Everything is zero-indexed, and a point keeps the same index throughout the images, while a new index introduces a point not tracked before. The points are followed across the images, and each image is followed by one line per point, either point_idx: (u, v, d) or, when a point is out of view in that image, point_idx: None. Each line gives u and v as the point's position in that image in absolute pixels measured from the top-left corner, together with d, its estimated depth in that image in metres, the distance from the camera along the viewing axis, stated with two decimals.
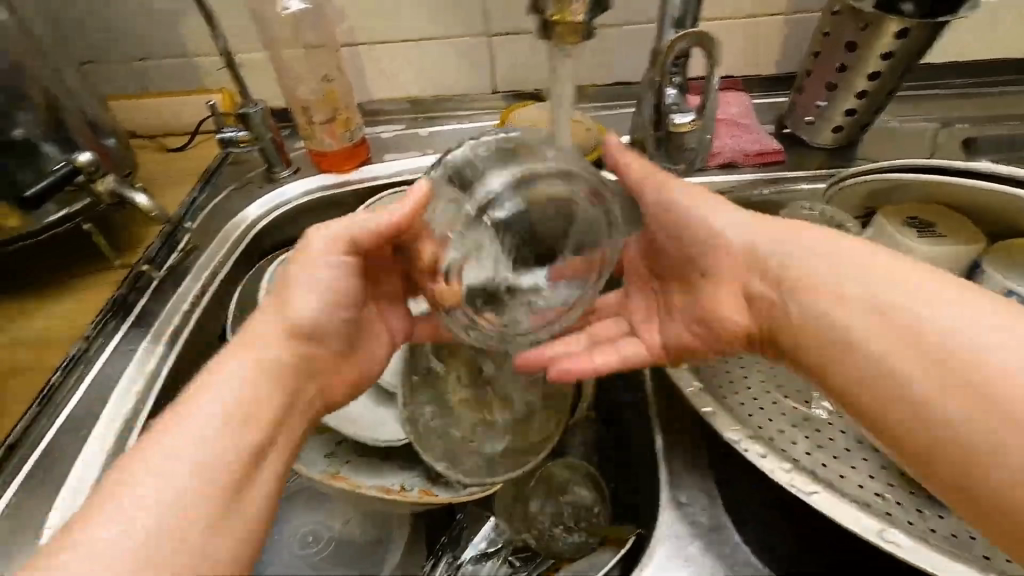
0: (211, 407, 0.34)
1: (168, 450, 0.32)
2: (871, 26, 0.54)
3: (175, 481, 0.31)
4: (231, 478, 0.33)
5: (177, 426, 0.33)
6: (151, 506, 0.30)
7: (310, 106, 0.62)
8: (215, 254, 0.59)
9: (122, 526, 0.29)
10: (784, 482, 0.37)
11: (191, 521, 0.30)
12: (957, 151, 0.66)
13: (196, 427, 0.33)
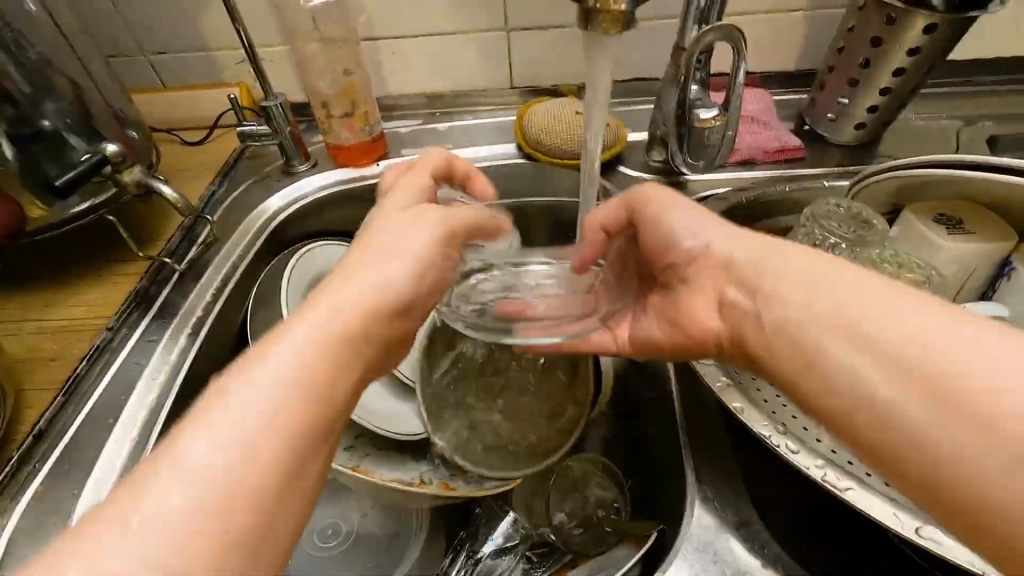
0: (273, 376, 0.29)
1: (228, 411, 0.27)
2: (897, 21, 0.54)
3: (231, 449, 0.26)
4: (290, 454, 0.27)
5: (234, 393, 0.28)
6: (204, 476, 0.25)
7: (330, 100, 0.62)
8: (235, 247, 0.59)
9: (169, 496, 0.24)
10: (818, 478, 0.38)
11: (239, 503, 0.25)
12: (980, 149, 0.65)
13: (260, 389, 0.28)
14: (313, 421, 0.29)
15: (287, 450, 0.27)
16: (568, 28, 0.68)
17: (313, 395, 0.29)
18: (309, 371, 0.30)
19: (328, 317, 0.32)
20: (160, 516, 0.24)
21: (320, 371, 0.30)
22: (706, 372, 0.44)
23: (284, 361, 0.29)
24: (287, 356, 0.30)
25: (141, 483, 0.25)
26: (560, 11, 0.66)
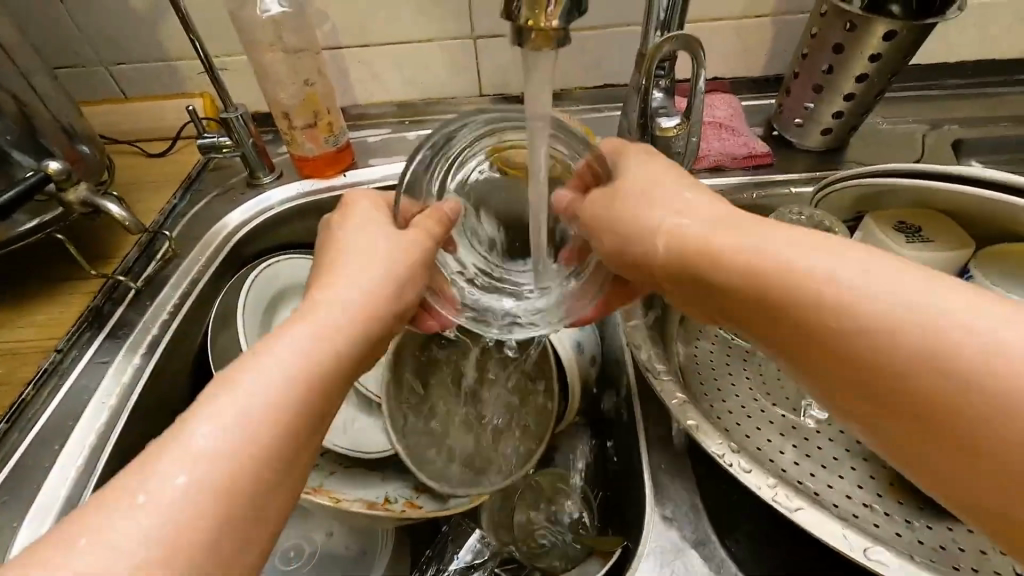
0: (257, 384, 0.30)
1: (215, 405, 0.28)
2: (858, 27, 0.54)
3: (214, 442, 0.28)
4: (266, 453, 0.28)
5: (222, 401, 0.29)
6: (189, 471, 0.26)
7: (291, 112, 0.61)
8: (196, 261, 0.58)
9: (155, 486, 0.26)
10: (768, 499, 0.36)
11: (219, 493, 0.27)
12: (945, 153, 0.66)
13: (246, 388, 0.29)
14: (296, 422, 0.30)
15: (272, 444, 0.29)
16: None
17: (294, 394, 0.30)
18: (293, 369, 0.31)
19: (315, 322, 0.33)
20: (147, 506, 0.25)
21: (303, 372, 0.31)
22: (662, 387, 0.42)
23: (268, 360, 0.31)
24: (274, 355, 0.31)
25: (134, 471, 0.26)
26: None
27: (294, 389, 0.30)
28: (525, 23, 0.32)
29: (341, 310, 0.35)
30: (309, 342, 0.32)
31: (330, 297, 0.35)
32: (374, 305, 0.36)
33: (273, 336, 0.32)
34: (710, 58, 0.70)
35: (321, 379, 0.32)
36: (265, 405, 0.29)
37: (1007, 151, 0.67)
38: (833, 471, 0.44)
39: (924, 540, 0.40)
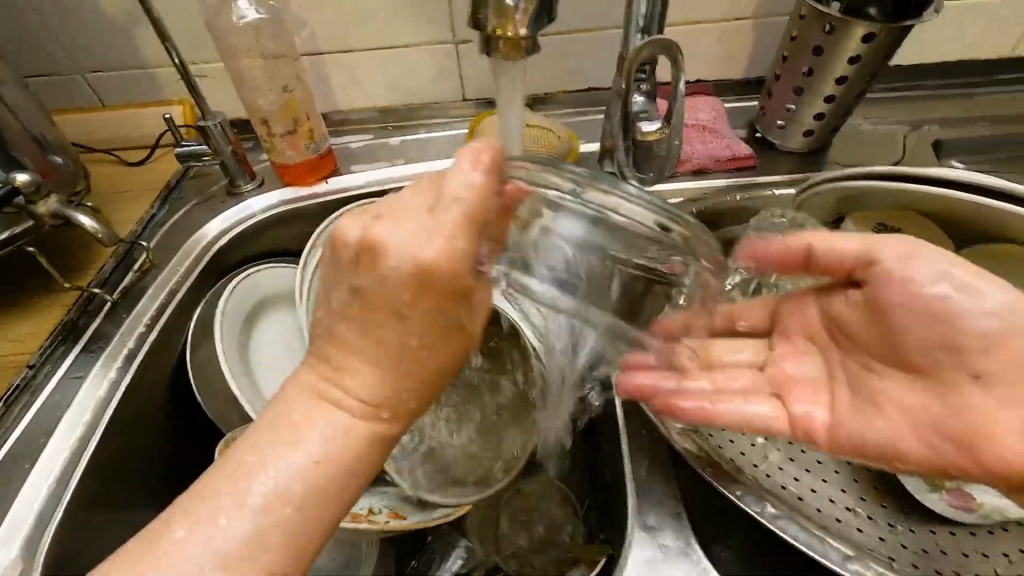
0: (292, 455, 0.30)
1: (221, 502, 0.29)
2: (837, 29, 0.54)
3: (223, 539, 0.28)
4: (296, 523, 0.30)
5: (258, 462, 0.30)
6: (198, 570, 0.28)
7: (270, 118, 0.60)
8: (174, 273, 0.57)
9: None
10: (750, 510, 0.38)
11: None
12: (926, 154, 0.66)
13: (275, 462, 0.30)
14: (320, 501, 0.30)
15: (302, 516, 0.30)
16: None
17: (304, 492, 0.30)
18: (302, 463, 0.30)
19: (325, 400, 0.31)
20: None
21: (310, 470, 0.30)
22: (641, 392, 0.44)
23: (274, 450, 0.30)
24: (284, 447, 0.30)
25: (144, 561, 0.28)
26: None
27: (310, 486, 0.30)
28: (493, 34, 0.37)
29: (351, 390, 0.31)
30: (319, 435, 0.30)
31: (344, 379, 0.31)
32: (392, 389, 0.31)
33: (319, 409, 0.31)
34: (693, 61, 0.70)
35: (357, 455, 0.31)
36: (275, 496, 0.29)
37: (987, 150, 0.67)
38: (819, 476, 0.44)
39: (908, 544, 0.41)
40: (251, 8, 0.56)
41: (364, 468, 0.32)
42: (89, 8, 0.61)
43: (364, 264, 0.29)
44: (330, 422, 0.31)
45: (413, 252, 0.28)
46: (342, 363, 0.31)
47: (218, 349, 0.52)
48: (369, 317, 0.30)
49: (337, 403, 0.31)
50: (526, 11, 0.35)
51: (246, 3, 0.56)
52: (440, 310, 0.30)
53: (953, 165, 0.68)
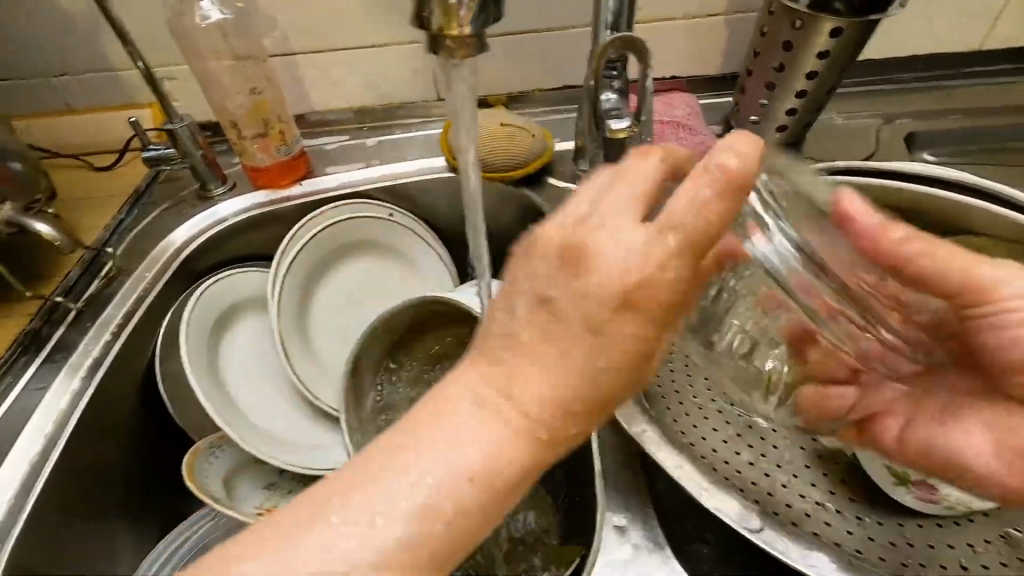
0: (447, 453, 0.27)
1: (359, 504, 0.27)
2: (805, 25, 0.54)
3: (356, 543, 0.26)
4: (449, 527, 0.27)
5: (411, 454, 0.27)
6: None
7: (239, 121, 0.59)
8: (140, 280, 0.56)
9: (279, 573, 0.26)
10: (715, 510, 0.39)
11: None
12: (899, 147, 0.67)
13: (433, 457, 0.27)
14: (476, 508, 0.28)
15: (457, 520, 0.27)
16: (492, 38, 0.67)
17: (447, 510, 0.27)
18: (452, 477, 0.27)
19: (481, 410, 0.28)
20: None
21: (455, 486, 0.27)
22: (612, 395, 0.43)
23: (426, 457, 0.27)
24: (435, 451, 0.27)
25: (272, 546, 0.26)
26: None
27: (456, 504, 0.27)
28: (437, 32, 0.28)
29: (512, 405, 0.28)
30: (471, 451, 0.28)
31: (508, 390, 0.28)
32: (564, 406, 0.28)
33: (482, 405, 0.28)
34: (668, 57, 0.70)
35: (516, 467, 0.28)
36: (431, 493, 0.27)
37: (959, 142, 0.68)
38: (788, 470, 0.45)
39: (875, 537, 0.41)
40: (215, 9, 0.55)
41: (510, 490, 0.28)
42: (50, 11, 0.60)
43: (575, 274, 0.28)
44: (489, 425, 0.28)
45: (622, 262, 0.27)
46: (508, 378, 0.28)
47: (187, 365, 0.51)
48: (561, 328, 0.28)
49: (500, 412, 0.28)
50: (473, 3, 0.27)
51: (209, 3, 0.55)
52: (633, 331, 0.28)
53: (927, 157, 0.68)
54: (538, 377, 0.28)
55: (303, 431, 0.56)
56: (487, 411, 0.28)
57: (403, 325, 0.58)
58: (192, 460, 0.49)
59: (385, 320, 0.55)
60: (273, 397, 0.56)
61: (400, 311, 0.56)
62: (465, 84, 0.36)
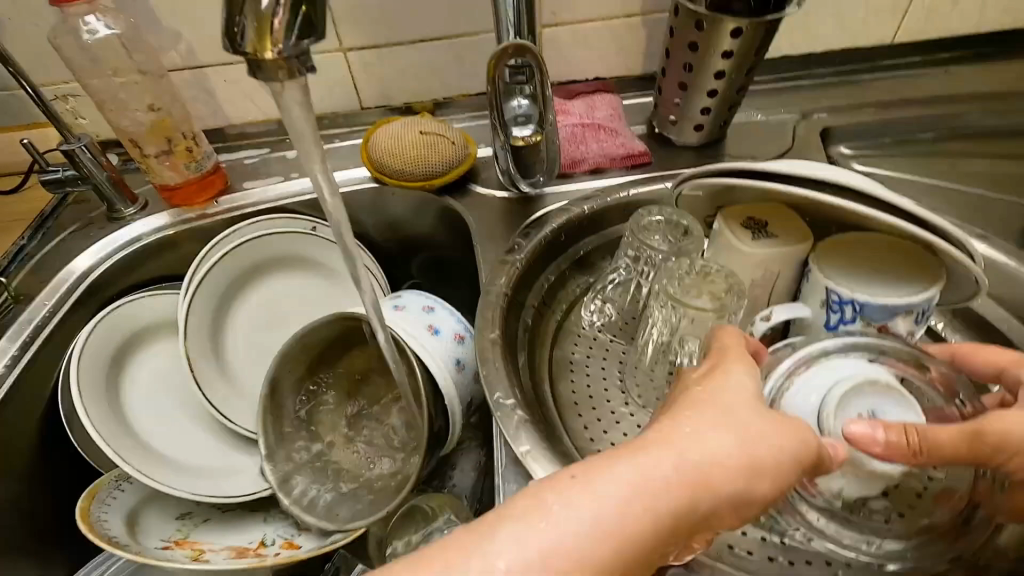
0: (628, 485, 0.28)
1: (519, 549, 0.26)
2: (708, 26, 0.55)
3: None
4: (613, 559, 0.27)
5: (593, 487, 0.28)
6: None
7: (140, 140, 0.57)
8: (39, 310, 0.55)
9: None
10: None
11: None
12: (815, 143, 0.68)
13: (618, 488, 0.28)
14: (638, 545, 0.28)
15: (619, 556, 0.27)
16: (411, 45, 0.66)
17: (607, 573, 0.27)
18: (610, 542, 0.27)
19: (661, 473, 0.29)
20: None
21: (621, 545, 0.27)
22: (502, 414, 0.42)
23: (590, 510, 0.27)
24: (597, 498, 0.28)
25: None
26: (396, 29, 0.64)
27: (617, 541, 0.27)
28: (252, 53, 0.27)
29: (688, 475, 0.29)
30: (635, 516, 0.28)
31: (668, 456, 0.29)
32: (729, 469, 0.30)
33: (668, 453, 0.29)
34: (589, 60, 0.70)
35: (682, 516, 0.29)
36: (607, 521, 0.27)
37: (873, 135, 0.69)
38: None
39: (767, 538, 0.40)
40: (101, 22, 0.54)
41: (666, 536, 0.29)
42: None
43: (737, 373, 0.34)
44: (668, 472, 0.29)
45: (739, 374, 0.34)
46: (674, 446, 0.30)
47: (82, 416, 0.50)
48: (719, 412, 0.31)
49: (674, 460, 0.29)
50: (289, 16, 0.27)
51: (95, 17, 0.53)
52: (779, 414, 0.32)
53: (843, 151, 0.70)
54: (718, 444, 0.30)
55: (219, 455, 0.55)
56: (668, 462, 0.29)
57: (318, 342, 0.56)
58: (91, 499, 0.48)
59: (299, 341, 0.53)
60: (185, 422, 0.56)
61: (311, 334, 0.54)
62: (300, 109, 0.34)
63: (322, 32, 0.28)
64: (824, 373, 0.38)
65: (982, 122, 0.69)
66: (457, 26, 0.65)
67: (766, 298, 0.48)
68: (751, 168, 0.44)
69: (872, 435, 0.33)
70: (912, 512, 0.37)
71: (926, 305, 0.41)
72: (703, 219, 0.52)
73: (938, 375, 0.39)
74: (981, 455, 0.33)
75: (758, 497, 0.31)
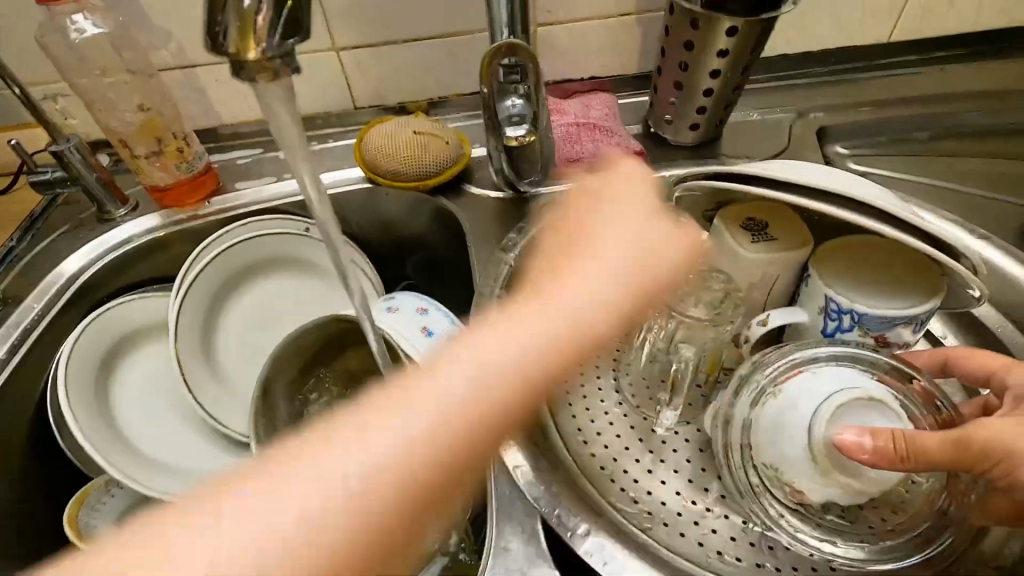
0: (463, 366, 0.34)
1: (386, 429, 0.31)
2: (703, 24, 0.54)
3: (377, 466, 0.30)
4: (470, 424, 0.32)
5: (440, 374, 0.33)
6: (350, 504, 0.29)
7: (129, 140, 0.56)
8: (28, 312, 0.55)
9: (276, 525, 0.28)
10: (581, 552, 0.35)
11: (363, 528, 0.29)
12: (811, 142, 0.67)
13: (457, 370, 0.33)
14: (492, 405, 0.33)
15: (473, 416, 0.32)
16: (405, 44, 0.65)
17: (465, 433, 0.32)
18: (453, 420, 0.32)
19: (501, 349, 0.35)
20: (289, 522, 0.28)
21: (475, 405, 0.33)
22: (493, 427, 0.40)
23: (443, 384, 0.33)
24: (441, 382, 0.33)
25: (290, 479, 0.29)
26: (389, 28, 0.64)
27: (464, 406, 0.32)
28: (234, 52, 0.27)
29: (540, 337, 0.36)
30: (483, 386, 0.33)
31: (501, 347, 0.35)
32: (575, 309, 0.38)
33: (497, 336, 0.36)
34: (585, 59, 0.69)
35: (543, 366, 0.35)
36: (451, 399, 0.32)
37: (870, 134, 0.69)
38: (670, 466, 0.44)
39: (757, 542, 0.40)
40: (89, 20, 0.53)
41: (525, 394, 0.35)
42: None
43: (582, 236, 0.45)
44: (492, 351, 0.35)
45: (602, 239, 0.43)
46: (508, 323, 0.36)
47: (75, 431, 0.49)
48: (572, 283, 0.40)
49: (513, 337, 0.35)
50: (273, 12, 0.26)
51: (83, 16, 0.53)
52: (627, 233, 0.43)
53: (839, 150, 0.70)
54: (558, 300, 0.39)
55: (209, 459, 0.55)
56: (496, 342, 0.35)
57: (310, 345, 0.55)
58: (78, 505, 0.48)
59: (290, 344, 0.53)
60: (175, 426, 0.55)
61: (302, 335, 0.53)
62: (285, 110, 0.33)
63: (306, 31, 0.28)
64: (818, 378, 0.38)
65: (978, 121, 0.69)
66: (451, 24, 0.65)
67: (763, 301, 0.47)
68: (751, 172, 0.44)
69: (862, 442, 0.33)
70: (894, 516, 0.38)
71: (927, 316, 0.41)
72: (700, 216, 0.51)
73: (919, 386, 0.38)
74: (970, 464, 0.33)
75: (600, 339, 0.38)
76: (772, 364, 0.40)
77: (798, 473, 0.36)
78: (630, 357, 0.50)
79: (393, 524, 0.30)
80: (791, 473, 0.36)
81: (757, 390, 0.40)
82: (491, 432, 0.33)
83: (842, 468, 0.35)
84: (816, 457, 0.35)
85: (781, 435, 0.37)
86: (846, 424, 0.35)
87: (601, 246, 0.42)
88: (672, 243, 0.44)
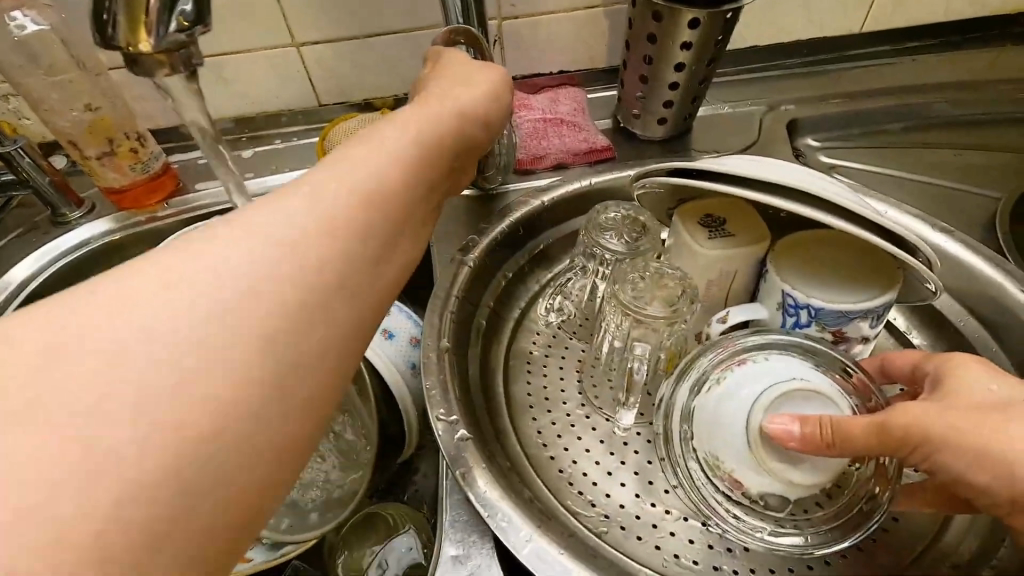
0: (329, 176, 0.26)
1: (220, 249, 0.22)
2: (665, 17, 0.53)
3: (223, 335, 0.20)
4: (359, 228, 0.25)
5: (273, 206, 0.24)
6: (201, 398, 0.19)
7: (77, 140, 0.55)
8: None
9: (42, 482, 0.17)
10: (525, 555, 0.34)
11: (235, 416, 0.20)
12: (782, 134, 0.66)
13: (314, 187, 0.25)
14: (381, 211, 0.26)
15: (363, 233, 0.25)
16: (367, 39, 0.64)
17: (355, 258, 0.25)
18: (321, 236, 0.24)
19: (369, 159, 0.27)
20: (80, 463, 0.17)
21: (354, 214, 0.25)
22: (443, 430, 0.39)
23: (293, 216, 0.24)
24: (276, 215, 0.23)
25: (39, 406, 0.18)
26: (350, 23, 0.62)
27: (348, 217, 0.25)
28: (128, 48, 0.27)
29: (414, 146, 0.30)
30: (379, 167, 0.27)
31: (359, 149, 0.28)
32: (443, 138, 0.33)
33: (356, 142, 0.29)
34: (553, 52, 0.68)
35: (420, 167, 0.30)
36: (314, 209, 0.24)
37: (840, 127, 0.68)
38: (630, 467, 0.43)
39: (715, 544, 0.40)
40: (29, 17, 0.50)
41: (414, 193, 0.29)
42: None
43: (435, 85, 0.39)
44: (370, 155, 0.28)
45: (441, 89, 0.37)
46: (364, 143, 0.28)
47: None
48: (430, 118, 0.33)
49: (376, 146, 0.28)
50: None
51: (22, 12, 0.50)
52: (476, 80, 0.39)
53: (810, 142, 0.69)
54: (414, 116, 0.33)
55: None
56: (363, 146, 0.28)
57: None
58: None
59: None
60: None
61: None
62: (196, 105, 0.36)
63: (205, 21, 0.29)
64: (761, 366, 0.39)
65: (946, 113, 0.69)
66: (413, 18, 0.63)
67: (724, 298, 0.47)
68: (708, 167, 0.43)
69: (786, 426, 0.34)
70: (846, 512, 0.37)
71: (884, 308, 0.40)
72: (663, 214, 0.50)
73: (857, 379, 0.39)
74: (895, 451, 0.33)
75: (458, 128, 0.35)
76: (706, 359, 0.41)
77: (741, 467, 0.36)
78: (594, 357, 0.49)
79: (281, 399, 0.21)
80: (735, 464, 0.36)
81: (700, 381, 0.40)
82: (386, 243, 0.26)
83: (782, 459, 0.35)
84: (754, 443, 0.36)
85: (720, 426, 0.37)
86: (783, 413, 0.36)
87: (453, 97, 0.37)
88: (485, 72, 0.40)
